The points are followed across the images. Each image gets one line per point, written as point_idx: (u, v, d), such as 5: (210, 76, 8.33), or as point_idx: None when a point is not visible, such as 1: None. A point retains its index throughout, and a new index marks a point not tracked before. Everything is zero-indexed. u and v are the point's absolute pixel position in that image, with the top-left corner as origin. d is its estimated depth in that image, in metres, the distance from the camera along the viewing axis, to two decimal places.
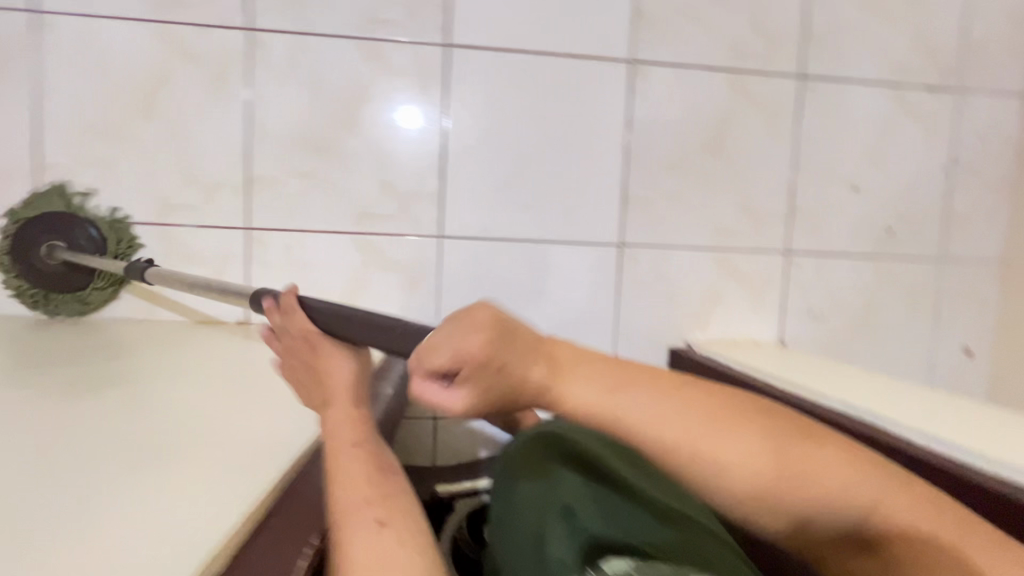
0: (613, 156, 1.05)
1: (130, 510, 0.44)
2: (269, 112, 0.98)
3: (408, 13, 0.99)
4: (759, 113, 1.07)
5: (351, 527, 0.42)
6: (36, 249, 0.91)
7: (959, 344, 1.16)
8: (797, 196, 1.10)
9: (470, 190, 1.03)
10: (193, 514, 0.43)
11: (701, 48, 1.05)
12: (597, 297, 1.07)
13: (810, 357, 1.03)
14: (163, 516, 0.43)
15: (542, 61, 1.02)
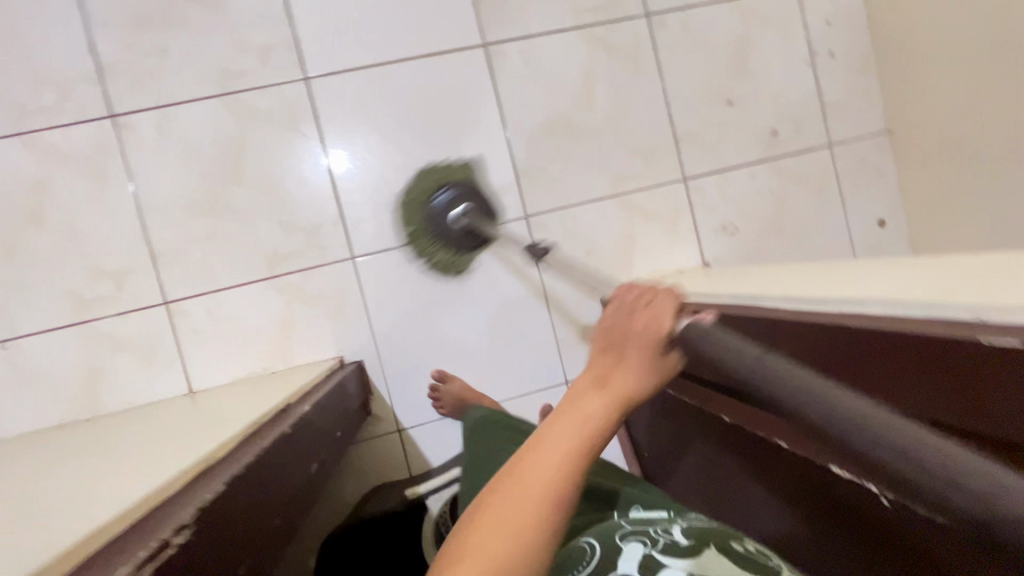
0: (494, 136, 1.09)
1: (122, 467, 0.53)
2: (157, 187, 1.01)
3: (261, 58, 1.02)
4: (619, 57, 1.12)
5: (484, 535, 0.40)
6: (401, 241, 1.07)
7: (871, 217, 1.21)
8: (677, 124, 1.14)
9: (367, 206, 1.06)
10: (177, 449, 0.54)
11: (545, 14, 1.10)
12: (519, 270, 1.10)
13: (728, 269, 1.07)
14: (150, 458, 0.53)
15: (400, 67, 1.06)
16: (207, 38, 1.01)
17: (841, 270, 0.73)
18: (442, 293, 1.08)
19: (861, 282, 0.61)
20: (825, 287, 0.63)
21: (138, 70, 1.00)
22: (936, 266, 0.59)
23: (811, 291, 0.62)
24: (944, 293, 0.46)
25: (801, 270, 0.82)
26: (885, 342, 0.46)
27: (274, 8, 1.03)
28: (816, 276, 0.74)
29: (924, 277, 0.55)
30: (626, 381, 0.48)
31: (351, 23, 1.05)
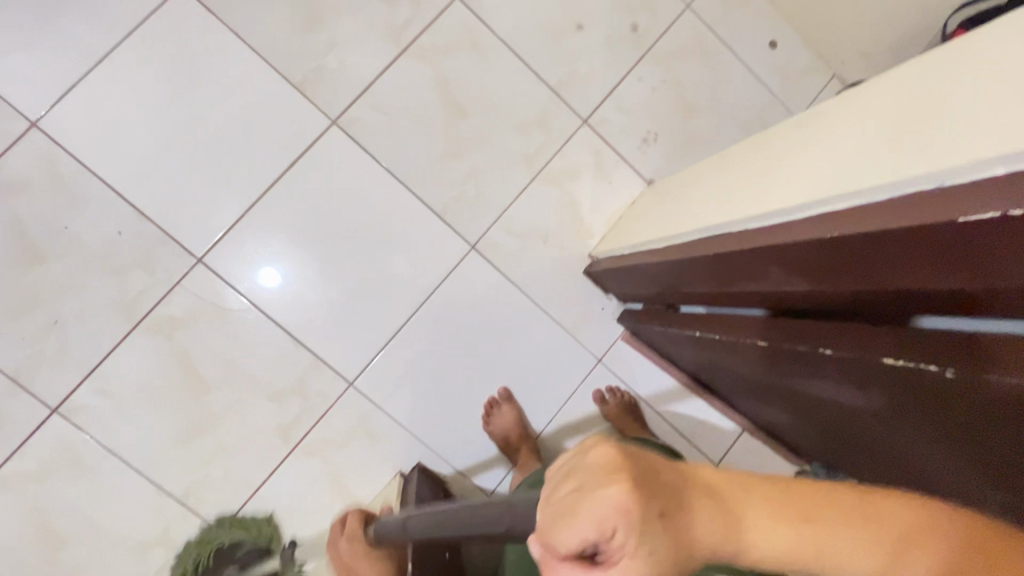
0: (397, 195, 1.05)
1: None
2: (138, 442, 0.97)
3: (145, 269, 0.97)
4: (457, 51, 1.07)
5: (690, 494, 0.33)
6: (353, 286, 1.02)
7: (761, 44, 1.19)
8: (548, 78, 1.10)
9: (332, 331, 1.03)
10: None
11: (369, 58, 1.04)
12: (497, 295, 1.08)
13: (678, 174, 1.05)
14: None
15: (273, 192, 1.01)
16: (87, 285, 0.95)
17: (788, 137, 0.71)
18: (445, 359, 1.06)
19: (834, 151, 0.57)
20: (804, 173, 0.60)
21: (50, 355, 0.95)
22: (886, 88, 0.54)
23: (777, 197, 0.63)
24: (934, 156, 0.43)
25: (757, 147, 0.79)
26: (880, 243, 0.46)
27: (126, 218, 0.97)
28: (778, 152, 0.70)
29: (886, 117, 0.52)
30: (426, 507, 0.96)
31: (206, 184, 0.99)
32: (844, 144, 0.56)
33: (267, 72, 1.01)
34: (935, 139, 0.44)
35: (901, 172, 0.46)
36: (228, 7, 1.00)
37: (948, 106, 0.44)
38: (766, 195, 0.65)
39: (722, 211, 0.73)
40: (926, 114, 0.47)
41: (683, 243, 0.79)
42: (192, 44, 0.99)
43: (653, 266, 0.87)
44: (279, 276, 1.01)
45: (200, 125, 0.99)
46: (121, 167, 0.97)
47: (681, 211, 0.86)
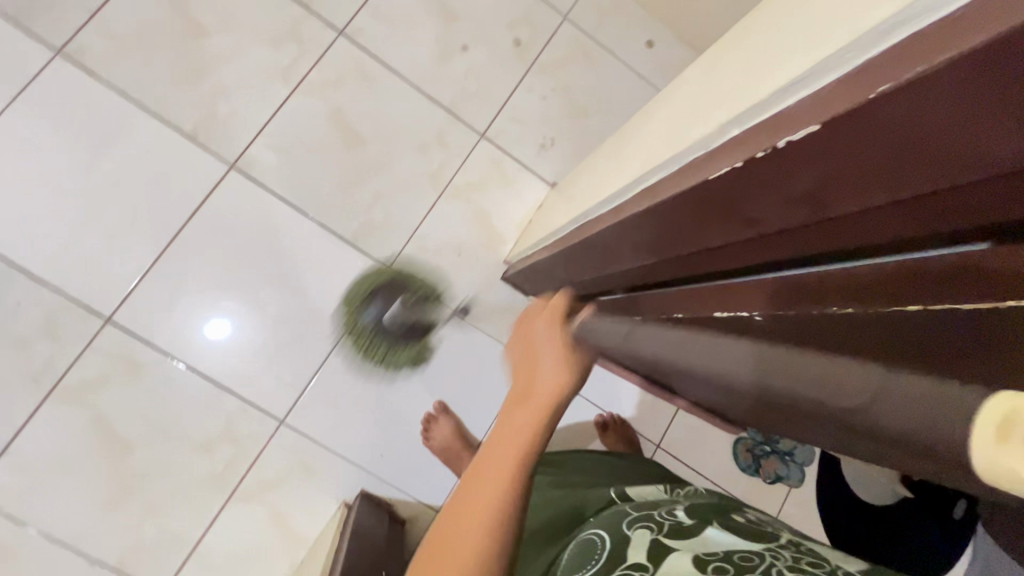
0: (305, 229, 1.07)
1: None
2: (62, 516, 0.94)
3: (51, 337, 0.95)
4: (347, 83, 1.10)
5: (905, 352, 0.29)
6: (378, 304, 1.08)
7: (639, 44, 1.27)
8: (441, 98, 1.15)
9: (256, 372, 1.02)
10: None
11: (261, 99, 1.06)
12: (420, 313, 1.11)
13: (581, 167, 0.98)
14: None
15: (177, 243, 1.01)
16: None
17: (642, 117, 0.71)
18: (375, 382, 1.07)
19: (704, 91, 0.48)
20: (677, 122, 0.51)
21: None
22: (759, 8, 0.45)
23: (621, 179, 0.62)
24: (800, 60, 0.33)
25: (647, 114, 0.70)
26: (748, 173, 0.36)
27: (23, 288, 0.95)
28: (652, 116, 0.64)
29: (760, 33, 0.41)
30: (545, 383, 0.62)
31: (107, 242, 0.99)
32: (684, 106, 0.51)
33: (157, 125, 1.02)
34: (803, 42, 0.34)
35: (765, 89, 0.36)
36: (109, 66, 1.01)
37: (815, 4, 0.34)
38: (632, 166, 0.59)
39: (600, 194, 0.69)
40: (717, 77, 0.46)
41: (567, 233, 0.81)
42: (77, 107, 0.99)
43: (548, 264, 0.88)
44: (233, 334, 1.02)
45: (95, 185, 0.99)
46: (14, 237, 0.95)
47: (567, 207, 0.87)
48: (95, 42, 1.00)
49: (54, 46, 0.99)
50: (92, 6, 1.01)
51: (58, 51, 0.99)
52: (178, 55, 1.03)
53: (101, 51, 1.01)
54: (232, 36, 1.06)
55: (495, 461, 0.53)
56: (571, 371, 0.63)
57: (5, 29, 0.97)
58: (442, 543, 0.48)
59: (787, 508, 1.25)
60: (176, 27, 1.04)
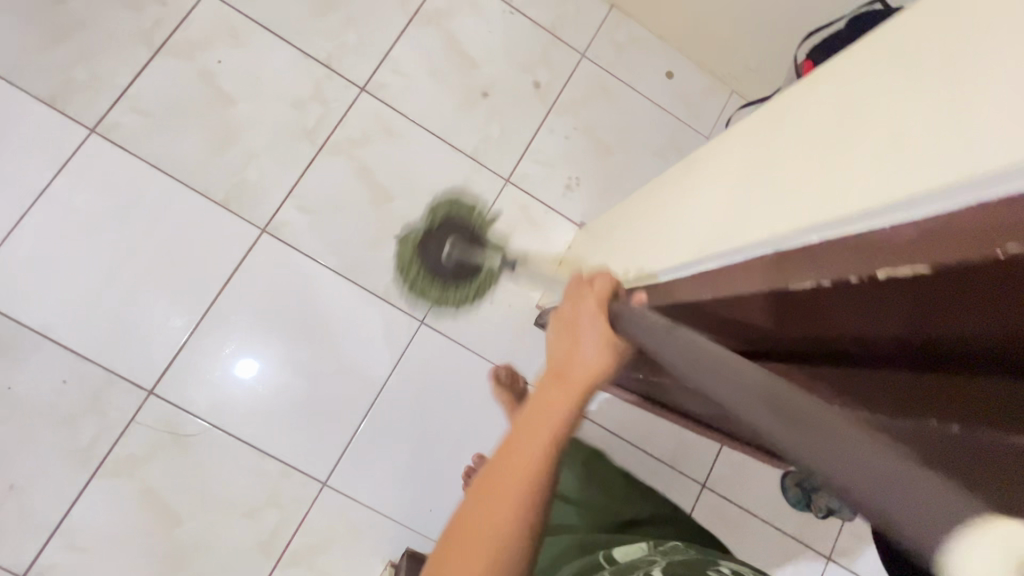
0: (337, 287, 1.07)
1: None
2: None
3: (97, 411, 0.96)
4: (371, 138, 1.11)
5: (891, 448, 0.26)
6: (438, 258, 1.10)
7: (659, 76, 1.26)
8: (464, 146, 1.15)
9: (296, 434, 1.03)
10: None
11: (288, 161, 1.07)
12: (454, 364, 1.10)
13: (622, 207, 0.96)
14: None
15: (215, 310, 1.02)
16: (43, 440, 0.94)
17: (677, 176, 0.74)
18: (413, 437, 1.07)
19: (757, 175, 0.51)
20: (734, 199, 0.54)
21: (12, 520, 0.92)
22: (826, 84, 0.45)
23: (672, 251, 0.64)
24: (896, 184, 0.34)
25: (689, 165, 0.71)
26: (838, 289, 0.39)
27: (69, 365, 0.96)
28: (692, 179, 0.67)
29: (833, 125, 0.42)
30: (584, 367, 0.50)
31: (147, 313, 1.00)
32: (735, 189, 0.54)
33: (190, 194, 1.03)
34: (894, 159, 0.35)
35: (852, 203, 0.37)
36: (142, 141, 1.03)
37: (904, 115, 0.35)
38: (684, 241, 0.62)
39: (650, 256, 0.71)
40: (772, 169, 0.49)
41: None
42: (114, 184, 1.01)
43: None
44: (263, 391, 1.02)
45: (134, 259, 1.01)
46: (60, 316, 0.97)
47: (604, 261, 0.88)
48: (128, 118, 1.03)
49: (89, 125, 1.01)
50: (124, 83, 1.03)
51: (94, 129, 1.01)
52: (207, 123, 1.05)
53: (135, 126, 1.03)
54: (258, 101, 1.07)
55: (522, 452, 0.44)
56: (615, 349, 0.53)
57: (42, 113, 1.00)
58: (471, 523, 0.41)
59: (841, 542, 1.20)
60: (204, 96, 1.06)
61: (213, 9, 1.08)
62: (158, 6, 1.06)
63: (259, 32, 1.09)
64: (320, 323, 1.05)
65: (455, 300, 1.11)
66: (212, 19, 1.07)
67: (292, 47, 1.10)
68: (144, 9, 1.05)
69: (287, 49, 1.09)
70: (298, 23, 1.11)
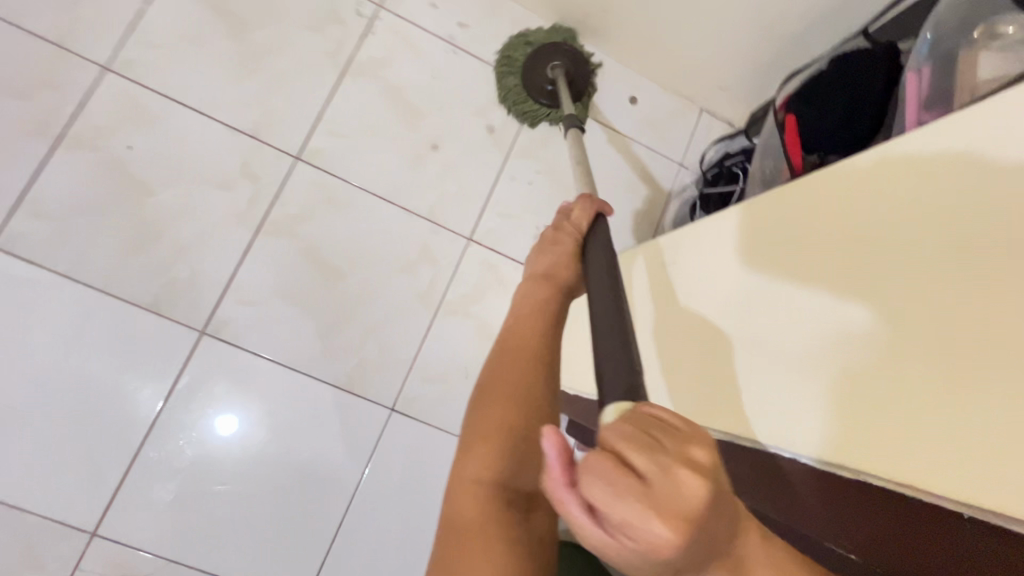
0: (293, 385, 0.96)
1: None
2: None
3: (36, 566, 0.85)
4: (313, 212, 1.00)
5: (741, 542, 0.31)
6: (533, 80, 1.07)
7: (621, 103, 1.16)
8: (418, 207, 1.04)
9: (265, 556, 0.92)
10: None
11: (223, 251, 0.96)
12: (432, 449, 1.00)
13: None
14: None
15: (156, 430, 0.91)
16: None
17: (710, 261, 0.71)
18: (397, 538, 0.97)
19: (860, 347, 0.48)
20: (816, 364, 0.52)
21: None
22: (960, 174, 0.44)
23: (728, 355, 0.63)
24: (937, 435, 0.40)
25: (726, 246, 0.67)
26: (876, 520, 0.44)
27: None
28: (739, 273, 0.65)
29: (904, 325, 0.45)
30: (559, 266, 0.64)
31: (79, 445, 0.89)
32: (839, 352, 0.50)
33: (113, 303, 0.92)
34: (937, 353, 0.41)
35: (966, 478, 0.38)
36: (51, 249, 0.91)
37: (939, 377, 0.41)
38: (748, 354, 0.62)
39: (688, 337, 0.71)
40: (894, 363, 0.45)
41: None
42: (23, 301, 0.89)
43: None
44: (222, 515, 0.92)
45: (57, 382, 0.89)
46: None
47: None
48: (31, 227, 0.91)
49: None
50: (21, 186, 0.91)
51: None
52: (123, 220, 0.93)
53: (40, 234, 0.91)
54: (180, 187, 0.96)
55: (523, 323, 0.59)
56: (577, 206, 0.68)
57: None
58: (489, 378, 0.54)
59: None
60: (117, 190, 0.94)
61: (116, 88, 0.95)
62: (52, 91, 0.93)
63: (172, 109, 0.97)
64: (279, 426, 0.95)
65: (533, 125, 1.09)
66: (117, 99, 0.95)
67: (211, 122, 0.98)
68: (34, 97, 0.93)
69: (206, 125, 0.98)
70: (215, 92, 0.99)
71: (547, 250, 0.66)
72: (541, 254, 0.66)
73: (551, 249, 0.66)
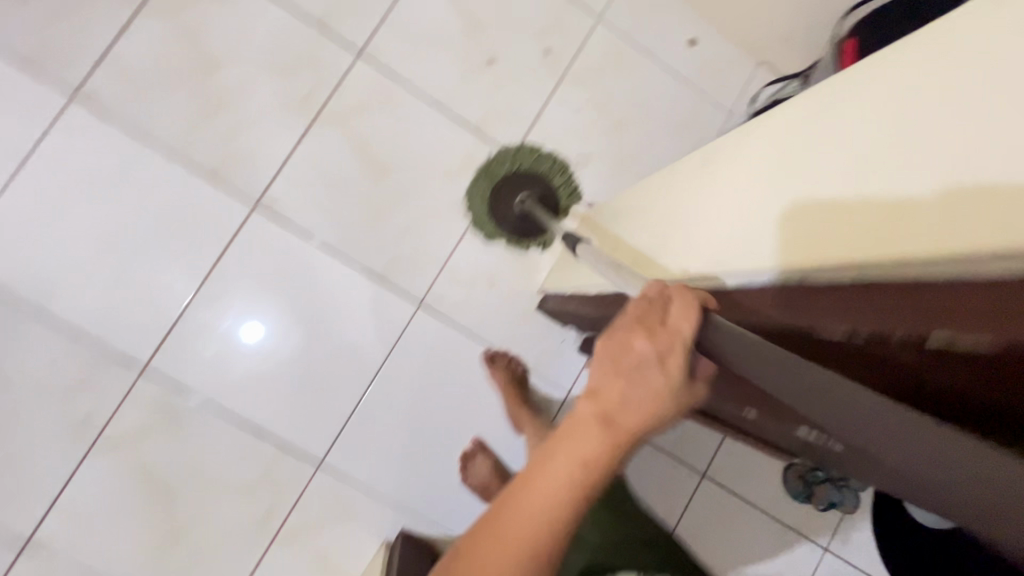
0: (332, 267, 1.03)
1: None
2: (114, 560, 0.96)
3: (93, 389, 0.95)
4: (368, 108, 1.04)
5: None
6: (512, 196, 1.08)
7: (680, 42, 1.16)
8: (468, 118, 1.08)
9: (291, 415, 1.01)
10: None
11: (282, 132, 1.02)
12: (452, 347, 1.07)
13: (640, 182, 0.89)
14: None
15: (206, 288, 0.99)
16: (40, 414, 0.95)
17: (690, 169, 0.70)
18: (410, 420, 1.05)
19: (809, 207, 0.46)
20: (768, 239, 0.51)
21: (14, 491, 0.94)
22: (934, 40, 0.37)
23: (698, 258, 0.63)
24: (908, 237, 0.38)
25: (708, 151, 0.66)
26: None
27: (62, 341, 0.95)
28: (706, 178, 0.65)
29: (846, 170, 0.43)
30: (631, 409, 0.39)
31: (137, 290, 0.98)
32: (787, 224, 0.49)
33: (179, 167, 0.99)
34: (908, 216, 0.38)
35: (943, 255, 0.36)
36: (127, 108, 0.98)
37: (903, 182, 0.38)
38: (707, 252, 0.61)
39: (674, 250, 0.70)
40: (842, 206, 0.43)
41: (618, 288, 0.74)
42: (98, 154, 0.97)
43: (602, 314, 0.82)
44: (257, 372, 1.01)
45: (123, 233, 0.97)
46: (48, 292, 0.95)
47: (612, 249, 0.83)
48: (111, 84, 0.97)
49: (68, 91, 0.96)
50: (105, 45, 0.97)
51: (75, 96, 0.96)
52: (193, 90, 0.99)
53: (118, 92, 0.97)
54: (248, 66, 1.01)
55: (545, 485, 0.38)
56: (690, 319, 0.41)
57: (19, 77, 0.95)
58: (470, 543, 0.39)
59: (845, 535, 1.17)
60: (189, 61, 0.99)
61: None
62: None
63: None
64: (317, 302, 1.02)
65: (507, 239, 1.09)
66: None
67: (283, 8, 1.02)
68: None
69: (277, 9, 1.02)
70: None
71: (622, 368, 0.39)
72: (613, 365, 0.40)
73: (626, 368, 0.39)
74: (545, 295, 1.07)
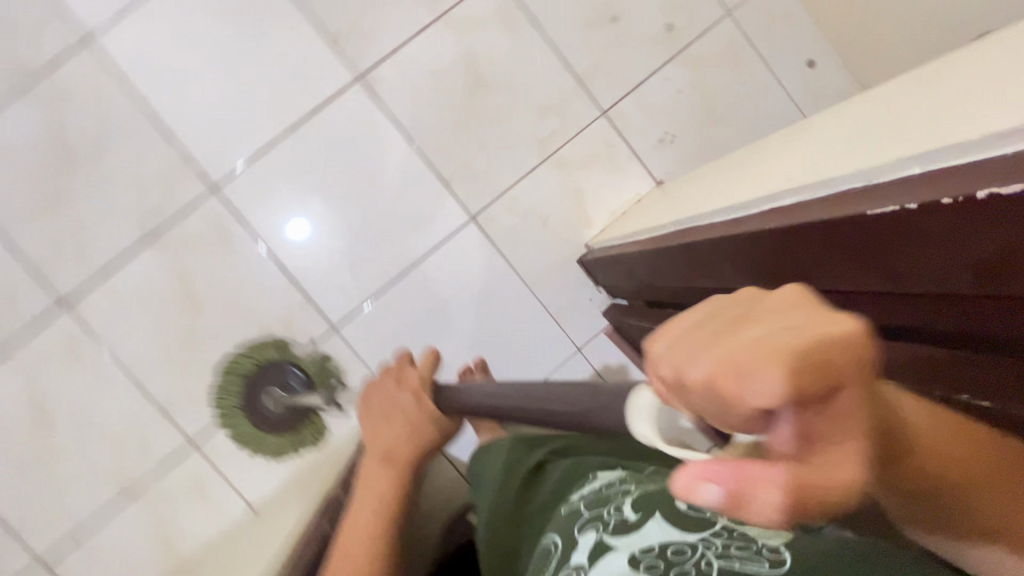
0: (406, 157, 1.09)
1: None
2: (131, 346, 1.03)
3: (165, 190, 1.03)
4: (488, 25, 1.09)
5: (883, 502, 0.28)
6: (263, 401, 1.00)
7: (799, 61, 1.16)
8: (574, 65, 1.11)
9: (325, 276, 1.07)
10: None
11: (404, 21, 1.07)
12: (488, 268, 1.11)
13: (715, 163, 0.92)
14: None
15: (291, 135, 1.06)
16: (111, 193, 1.01)
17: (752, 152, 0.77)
18: (427, 320, 1.10)
19: (853, 141, 0.51)
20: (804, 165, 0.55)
21: (67, 254, 1.01)
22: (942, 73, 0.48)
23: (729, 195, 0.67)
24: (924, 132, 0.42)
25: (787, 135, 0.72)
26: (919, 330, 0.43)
27: (154, 138, 1.02)
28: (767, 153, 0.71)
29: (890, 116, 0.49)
30: None
31: (232, 116, 1.04)
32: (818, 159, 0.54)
33: (305, 21, 1.05)
34: (922, 128, 0.42)
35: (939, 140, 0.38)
36: None
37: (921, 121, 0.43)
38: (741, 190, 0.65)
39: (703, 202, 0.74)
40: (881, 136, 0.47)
41: (666, 237, 0.76)
42: None
43: (638, 261, 0.86)
44: (308, 226, 1.06)
45: (237, 62, 1.04)
46: (157, 90, 1.02)
47: (668, 208, 0.86)
48: None
49: None
50: None
51: None
52: None
53: None
54: None
55: None
56: None
57: None
58: None
59: None
60: None
61: None
62: None
63: None
64: (382, 183, 1.08)
65: (299, 448, 1.03)
66: None
67: None
68: None
69: None
70: None
71: None
72: None
73: None
74: (587, 247, 1.11)
